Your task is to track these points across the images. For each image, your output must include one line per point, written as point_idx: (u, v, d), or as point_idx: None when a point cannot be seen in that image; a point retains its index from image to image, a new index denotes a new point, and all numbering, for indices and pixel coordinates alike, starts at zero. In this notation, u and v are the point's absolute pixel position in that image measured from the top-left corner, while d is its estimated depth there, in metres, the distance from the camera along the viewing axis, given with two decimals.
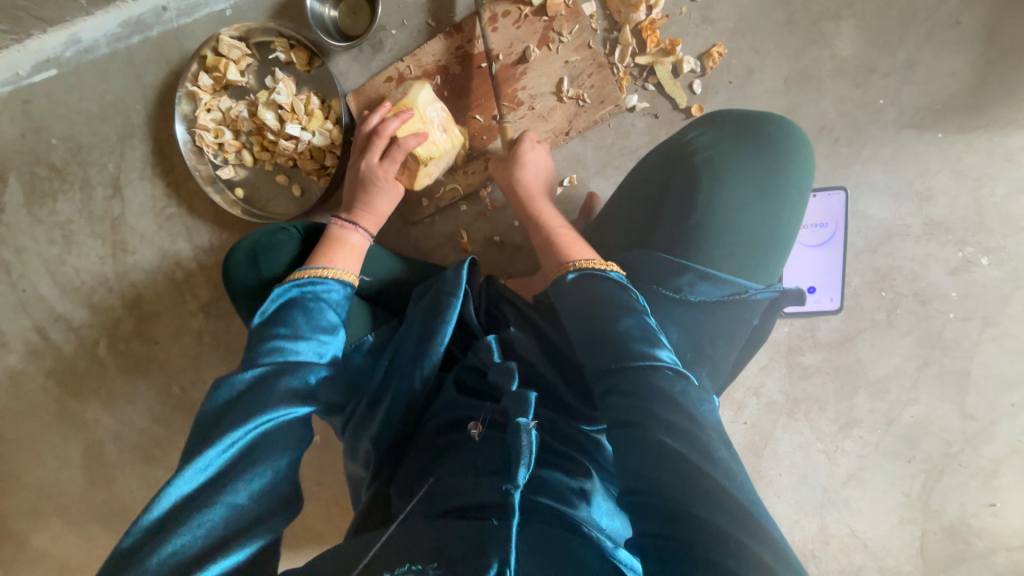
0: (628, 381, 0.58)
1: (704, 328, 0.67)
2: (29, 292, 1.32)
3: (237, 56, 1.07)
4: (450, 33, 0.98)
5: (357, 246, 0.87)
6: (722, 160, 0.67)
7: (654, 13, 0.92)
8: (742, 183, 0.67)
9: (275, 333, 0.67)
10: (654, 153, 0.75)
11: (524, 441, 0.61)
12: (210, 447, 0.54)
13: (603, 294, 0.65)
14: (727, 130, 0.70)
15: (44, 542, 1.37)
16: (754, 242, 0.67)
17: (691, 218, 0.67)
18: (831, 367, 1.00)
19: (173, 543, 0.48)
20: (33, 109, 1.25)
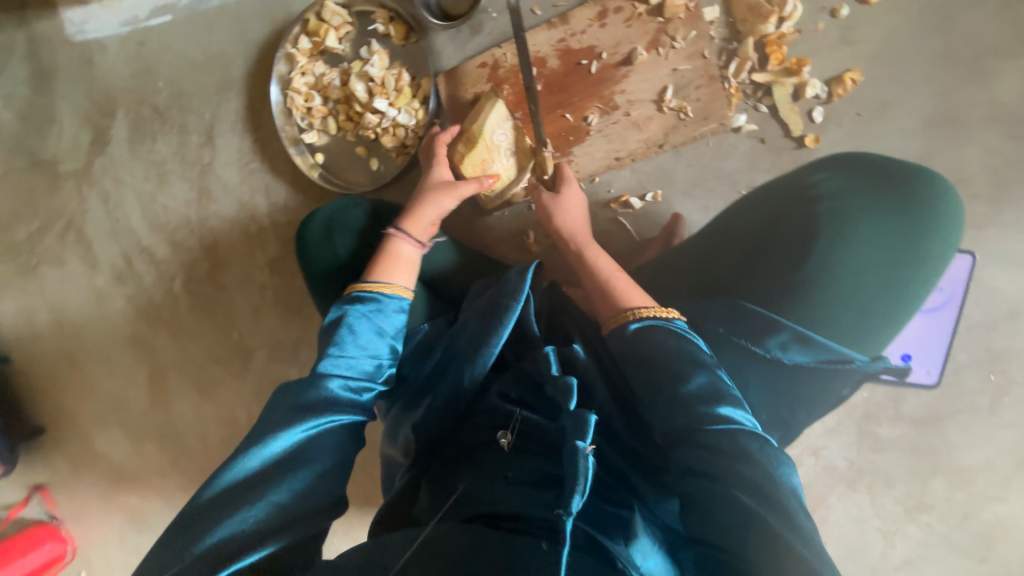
0: (701, 434, 0.55)
1: (787, 392, 0.62)
2: (121, 222, 1.42)
3: (338, 23, 1.07)
4: (555, 24, 0.93)
5: (408, 257, 0.84)
6: (850, 214, 0.61)
7: (785, 26, 0.84)
8: (869, 243, 0.61)
9: (328, 344, 0.70)
10: (767, 193, 0.69)
11: (579, 465, 0.58)
12: (269, 439, 0.60)
13: (660, 348, 0.61)
14: (862, 179, 0.63)
15: (105, 447, 1.51)
16: (865, 310, 0.61)
17: (797, 273, 0.62)
18: (909, 443, 0.91)
19: (224, 522, 0.53)
20: (147, 52, 1.32)
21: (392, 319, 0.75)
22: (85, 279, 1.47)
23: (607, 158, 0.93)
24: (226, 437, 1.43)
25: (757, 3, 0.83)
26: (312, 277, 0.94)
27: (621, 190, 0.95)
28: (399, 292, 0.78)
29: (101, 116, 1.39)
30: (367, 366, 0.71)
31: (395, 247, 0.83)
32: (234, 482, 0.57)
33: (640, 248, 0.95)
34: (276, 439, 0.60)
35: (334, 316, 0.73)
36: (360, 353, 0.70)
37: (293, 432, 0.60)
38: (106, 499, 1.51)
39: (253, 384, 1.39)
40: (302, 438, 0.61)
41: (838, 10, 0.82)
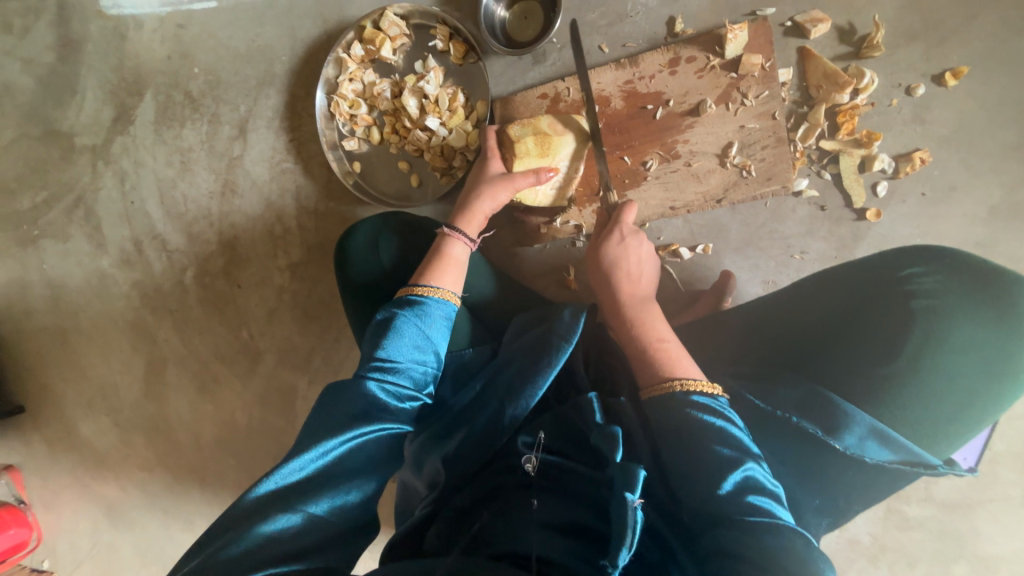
0: (742, 520, 0.53)
1: (849, 483, 0.60)
2: (136, 204, 1.36)
3: (395, 34, 1.03)
4: (623, 65, 0.91)
5: (458, 258, 0.82)
6: (946, 318, 0.62)
7: (859, 98, 0.83)
8: (959, 351, 0.61)
9: (376, 347, 0.68)
10: (852, 276, 0.70)
11: (629, 520, 0.54)
12: (310, 448, 0.57)
13: (697, 425, 0.60)
14: (959, 282, 0.64)
15: (88, 435, 1.44)
16: (947, 414, 0.61)
17: (886, 367, 0.62)
18: (937, 525, 0.90)
19: (254, 534, 0.50)
20: (186, 36, 1.28)
21: (438, 329, 0.73)
22: (90, 259, 1.40)
23: (661, 206, 0.91)
24: (221, 438, 1.37)
25: (834, 71, 0.82)
26: (349, 286, 0.91)
27: (671, 238, 0.94)
28: (446, 298, 0.76)
29: (127, 94, 1.34)
30: (412, 372, 0.68)
31: (447, 247, 0.81)
32: (269, 494, 0.54)
33: (686, 299, 0.94)
34: (316, 452, 0.57)
35: (384, 317, 0.72)
36: (405, 359, 0.68)
37: (335, 443, 0.58)
38: (84, 489, 1.43)
39: (258, 387, 1.34)
40: (344, 453, 0.58)
41: (915, 88, 0.82)
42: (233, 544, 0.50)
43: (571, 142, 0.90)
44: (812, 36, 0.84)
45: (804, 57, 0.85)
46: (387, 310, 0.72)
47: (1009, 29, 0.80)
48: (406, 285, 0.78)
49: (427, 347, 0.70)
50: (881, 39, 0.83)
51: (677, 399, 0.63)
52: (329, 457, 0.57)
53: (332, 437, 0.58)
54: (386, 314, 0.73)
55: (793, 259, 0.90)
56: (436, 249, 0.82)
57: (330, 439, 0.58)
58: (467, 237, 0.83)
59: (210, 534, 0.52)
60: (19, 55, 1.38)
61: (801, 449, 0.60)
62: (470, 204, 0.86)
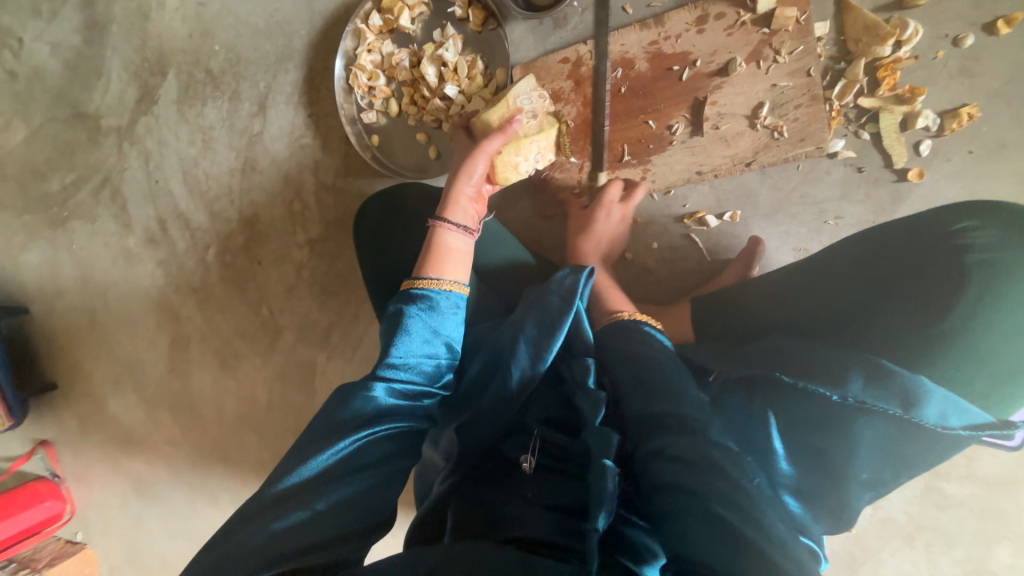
0: (675, 447, 0.54)
1: (892, 451, 0.56)
2: (160, 184, 1.38)
3: (413, 2, 1.01)
4: (648, 25, 0.88)
5: (465, 248, 0.78)
6: (1003, 272, 0.58)
7: (902, 51, 0.78)
8: (1018, 308, 0.58)
9: (387, 343, 0.66)
10: (900, 233, 0.67)
11: (608, 485, 0.56)
12: (321, 448, 0.55)
13: (647, 357, 0.65)
14: (1018, 237, 0.60)
15: (117, 411, 1.47)
16: (1003, 375, 0.57)
17: (937, 324, 0.58)
18: (978, 504, 0.86)
19: (267, 530, 0.50)
20: (206, 14, 1.29)
21: (448, 321, 0.70)
22: (117, 238, 1.43)
23: (687, 171, 0.88)
24: (243, 415, 1.39)
25: (875, 23, 0.78)
26: (369, 267, 0.91)
27: (697, 205, 0.91)
28: (453, 288, 0.72)
29: (150, 74, 1.35)
30: (424, 367, 0.66)
31: (439, 238, 0.77)
32: (281, 493, 0.53)
33: (713, 269, 0.91)
34: (333, 448, 0.55)
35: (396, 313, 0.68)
36: (415, 355, 0.65)
37: (346, 443, 0.56)
38: (112, 463, 1.47)
39: (278, 364, 1.36)
40: (357, 447, 0.57)
41: (964, 39, 0.77)
42: (243, 542, 0.49)
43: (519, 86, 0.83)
44: None
45: (842, 10, 0.81)
46: (398, 302, 0.69)
47: None
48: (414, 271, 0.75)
49: (436, 342, 0.68)
50: None
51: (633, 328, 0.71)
52: (340, 457, 0.55)
53: (342, 439, 0.56)
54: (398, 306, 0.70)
55: (826, 225, 0.86)
56: (429, 241, 0.78)
57: (342, 436, 0.56)
58: (457, 225, 0.78)
59: (225, 531, 0.51)
60: (47, 39, 1.40)
61: (845, 421, 0.56)
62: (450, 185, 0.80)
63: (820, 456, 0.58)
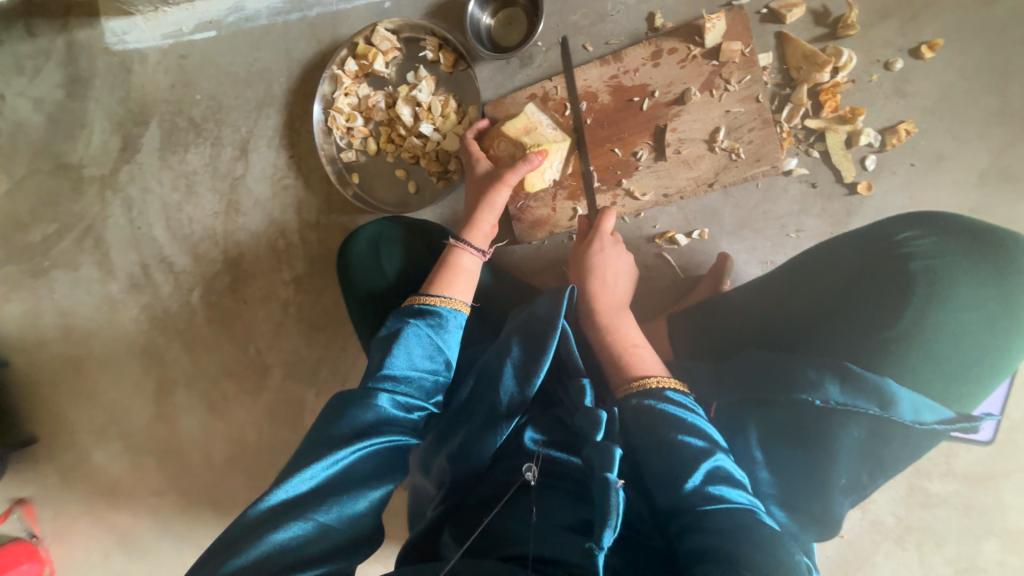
0: (708, 519, 0.53)
1: (868, 453, 0.59)
2: (143, 230, 1.40)
3: (387, 48, 1.07)
4: (607, 61, 0.94)
5: (468, 269, 0.83)
6: (946, 277, 0.62)
7: (839, 76, 0.85)
8: (965, 309, 0.61)
9: (387, 356, 0.68)
10: (852, 246, 0.70)
11: (612, 501, 0.55)
12: (322, 457, 0.56)
13: (664, 423, 0.62)
14: (957, 243, 0.64)
15: (100, 462, 1.44)
16: (958, 374, 0.61)
17: (891, 329, 0.61)
18: (961, 501, 0.88)
19: (267, 541, 0.49)
20: (187, 65, 1.33)
21: (450, 338, 0.73)
22: (99, 286, 1.43)
23: (654, 195, 0.93)
24: (231, 458, 1.36)
25: (813, 53, 0.84)
26: (354, 296, 0.92)
27: (667, 226, 0.95)
28: (457, 307, 0.75)
29: (133, 125, 1.39)
30: (423, 382, 0.68)
31: (454, 257, 0.82)
32: (278, 504, 0.53)
33: (686, 285, 0.95)
34: (332, 459, 0.56)
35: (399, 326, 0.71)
36: (416, 369, 0.68)
37: (343, 455, 0.56)
38: (95, 518, 1.43)
39: (266, 404, 1.34)
40: (355, 460, 0.57)
41: (894, 63, 0.84)
42: (241, 555, 0.49)
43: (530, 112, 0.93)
44: (788, 20, 0.87)
45: (783, 41, 0.87)
46: (400, 319, 0.72)
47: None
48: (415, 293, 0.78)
49: (435, 360, 0.70)
50: (856, 19, 0.85)
51: (652, 396, 0.65)
52: (342, 469, 0.56)
53: (342, 450, 0.56)
54: (399, 323, 0.72)
55: (789, 238, 0.91)
56: (443, 260, 0.83)
57: (340, 448, 0.57)
58: (475, 248, 0.84)
59: (222, 544, 0.51)
60: (30, 95, 1.44)
61: (824, 425, 0.59)
62: (473, 219, 0.88)
63: (802, 465, 0.59)
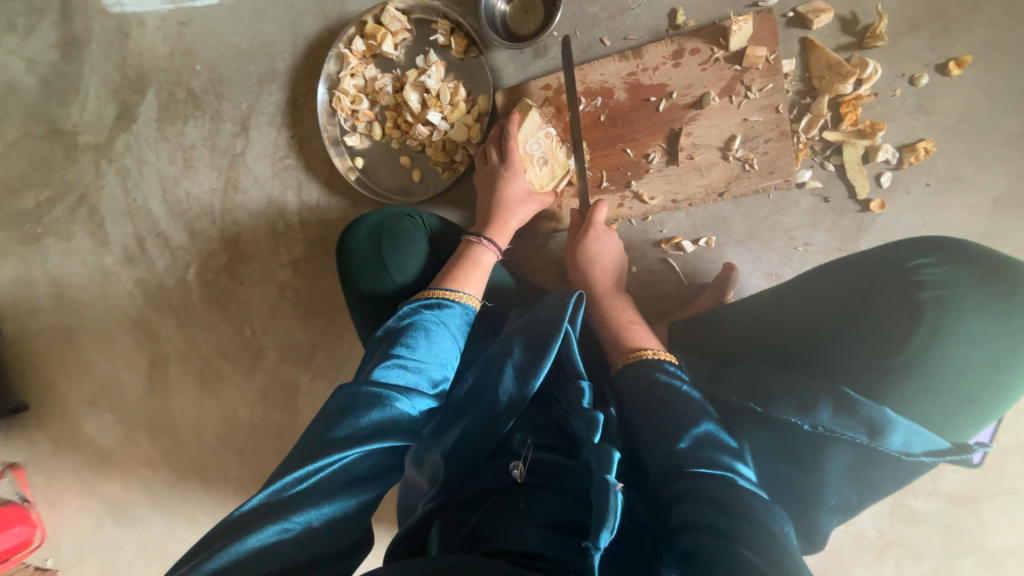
0: (705, 488, 0.53)
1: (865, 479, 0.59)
2: (139, 202, 1.36)
3: (396, 29, 1.02)
4: (626, 57, 0.91)
5: (486, 266, 0.85)
6: (955, 308, 0.60)
7: (862, 88, 0.83)
8: (968, 344, 0.60)
9: (397, 344, 0.68)
10: (859, 269, 0.69)
11: (611, 502, 0.55)
12: (311, 458, 0.54)
13: (665, 396, 0.63)
14: (970, 273, 0.62)
15: (92, 433, 1.44)
16: (955, 408, 0.60)
17: (892, 359, 0.61)
18: (944, 520, 0.89)
19: (243, 545, 0.48)
20: (187, 33, 1.28)
21: (459, 334, 0.75)
22: (93, 257, 1.40)
23: (663, 199, 0.91)
24: (224, 436, 1.37)
25: (837, 62, 0.82)
26: (352, 284, 0.90)
27: (674, 231, 0.94)
28: (468, 302, 0.78)
29: (130, 92, 1.34)
30: (432, 373, 0.69)
31: (476, 254, 0.84)
32: (262, 504, 0.51)
33: (690, 292, 0.94)
34: (323, 460, 0.54)
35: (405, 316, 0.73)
36: (428, 360, 0.69)
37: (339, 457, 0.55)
38: (87, 487, 1.43)
39: (260, 384, 1.34)
40: (350, 461, 0.55)
41: (918, 78, 0.82)
42: (226, 553, 0.47)
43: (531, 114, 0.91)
44: (815, 26, 0.84)
45: (807, 49, 0.84)
46: (414, 307, 0.73)
47: (1014, 18, 0.79)
48: (428, 286, 0.80)
49: (446, 353, 0.72)
50: (885, 29, 0.82)
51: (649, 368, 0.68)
52: (332, 474, 0.54)
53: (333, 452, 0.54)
54: (411, 312, 0.74)
55: (797, 251, 0.89)
56: (461, 253, 0.85)
57: (335, 451, 0.55)
58: (495, 246, 0.86)
59: (201, 543, 0.50)
60: (22, 54, 1.38)
61: (817, 447, 0.59)
62: (500, 215, 0.88)
63: (793, 483, 0.60)
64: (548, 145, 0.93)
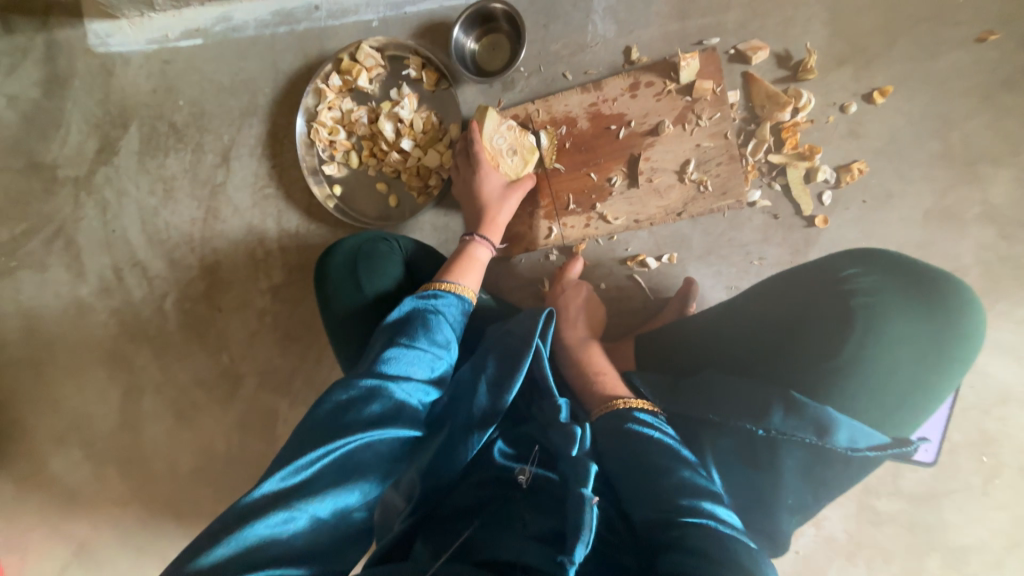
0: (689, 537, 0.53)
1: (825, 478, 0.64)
2: (117, 233, 1.37)
3: (371, 65, 1.09)
4: (588, 89, 0.98)
5: (481, 261, 0.91)
6: (884, 312, 0.67)
7: (799, 116, 0.91)
8: (900, 344, 0.66)
9: (397, 336, 0.73)
10: (799, 280, 0.75)
11: (587, 516, 0.58)
12: (318, 446, 0.58)
13: (640, 441, 0.63)
14: (894, 280, 0.69)
15: (60, 470, 1.39)
16: (893, 403, 0.66)
17: (832, 362, 0.67)
18: (907, 519, 0.93)
19: (256, 530, 0.51)
20: (170, 70, 1.33)
21: (454, 322, 0.80)
22: (68, 288, 1.40)
23: (626, 219, 0.97)
24: (200, 468, 1.34)
25: (775, 93, 0.90)
26: (330, 306, 0.92)
27: (638, 249, 0.99)
28: (464, 294, 0.83)
29: (112, 127, 1.37)
30: (430, 363, 0.73)
31: (473, 251, 0.90)
32: (272, 492, 0.54)
33: (655, 306, 0.98)
34: (331, 448, 0.58)
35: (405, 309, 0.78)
36: (426, 349, 0.73)
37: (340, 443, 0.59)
38: (53, 528, 1.38)
39: (238, 413, 1.33)
40: (354, 449, 0.60)
41: (848, 106, 0.90)
42: (236, 539, 0.50)
43: (486, 113, 0.93)
44: (753, 62, 0.93)
45: (748, 81, 0.93)
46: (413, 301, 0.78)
47: (926, 53, 0.89)
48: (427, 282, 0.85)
49: (441, 341, 0.76)
50: (815, 63, 0.91)
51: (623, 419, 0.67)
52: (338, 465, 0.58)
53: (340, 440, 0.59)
54: (410, 306, 0.78)
55: (753, 265, 0.95)
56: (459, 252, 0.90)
57: (339, 438, 0.59)
58: (490, 243, 0.92)
59: (208, 532, 0.52)
60: (4, 92, 1.41)
61: (779, 452, 0.63)
62: (489, 212, 0.94)
63: (756, 485, 0.63)
64: (512, 138, 0.96)
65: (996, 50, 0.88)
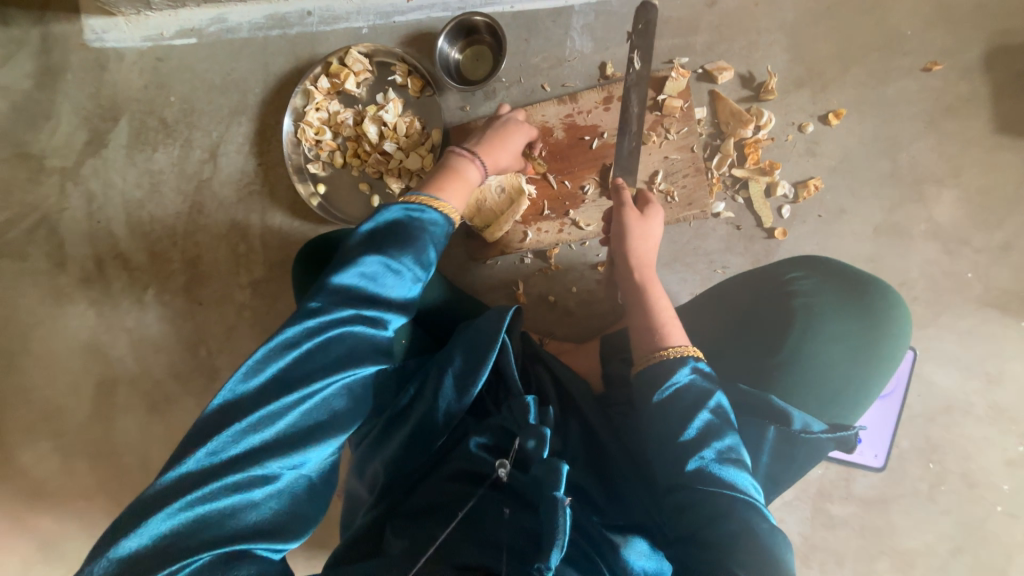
0: (712, 504, 0.58)
1: (788, 468, 0.67)
2: (101, 224, 1.38)
3: (359, 69, 1.13)
4: (564, 101, 1.03)
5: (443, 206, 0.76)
6: (818, 312, 0.71)
7: (761, 133, 0.96)
8: (835, 341, 0.70)
9: (350, 270, 0.63)
10: (749, 282, 0.78)
11: (560, 523, 0.57)
12: (266, 406, 0.53)
13: (665, 405, 0.64)
14: (831, 284, 0.73)
15: (27, 461, 1.37)
16: (831, 397, 0.70)
17: (772, 359, 0.71)
18: (859, 522, 0.96)
19: (197, 507, 0.48)
20: (163, 68, 1.36)
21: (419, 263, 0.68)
22: (47, 277, 1.40)
23: (597, 226, 1.02)
24: None
25: (739, 110, 0.95)
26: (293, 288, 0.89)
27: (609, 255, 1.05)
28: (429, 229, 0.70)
29: (102, 120, 1.39)
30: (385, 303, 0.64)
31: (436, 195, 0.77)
32: (209, 468, 0.50)
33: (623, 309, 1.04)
34: (280, 406, 0.54)
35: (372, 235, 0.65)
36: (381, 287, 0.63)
37: (275, 407, 0.53)
38: (15, 522, 1.35)
39: None
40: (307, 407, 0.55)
41: (806, 126, 0.95)
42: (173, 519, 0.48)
43: None
44: (720, 81, 0.98)
45: (714, 99, 0.98)
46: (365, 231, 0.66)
47: (876, 79, 0.95)
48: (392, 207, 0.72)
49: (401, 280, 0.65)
50: (775, 85, 0.97)
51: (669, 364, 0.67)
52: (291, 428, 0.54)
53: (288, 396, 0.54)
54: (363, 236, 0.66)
55: (716, 273, 0.99)
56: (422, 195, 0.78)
57: (285, 398, 0.54)
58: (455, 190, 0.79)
59: (132, 519, 0.48)
60: None
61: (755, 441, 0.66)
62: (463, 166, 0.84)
63: None
64: None
65: (940, 80, 0.94)
